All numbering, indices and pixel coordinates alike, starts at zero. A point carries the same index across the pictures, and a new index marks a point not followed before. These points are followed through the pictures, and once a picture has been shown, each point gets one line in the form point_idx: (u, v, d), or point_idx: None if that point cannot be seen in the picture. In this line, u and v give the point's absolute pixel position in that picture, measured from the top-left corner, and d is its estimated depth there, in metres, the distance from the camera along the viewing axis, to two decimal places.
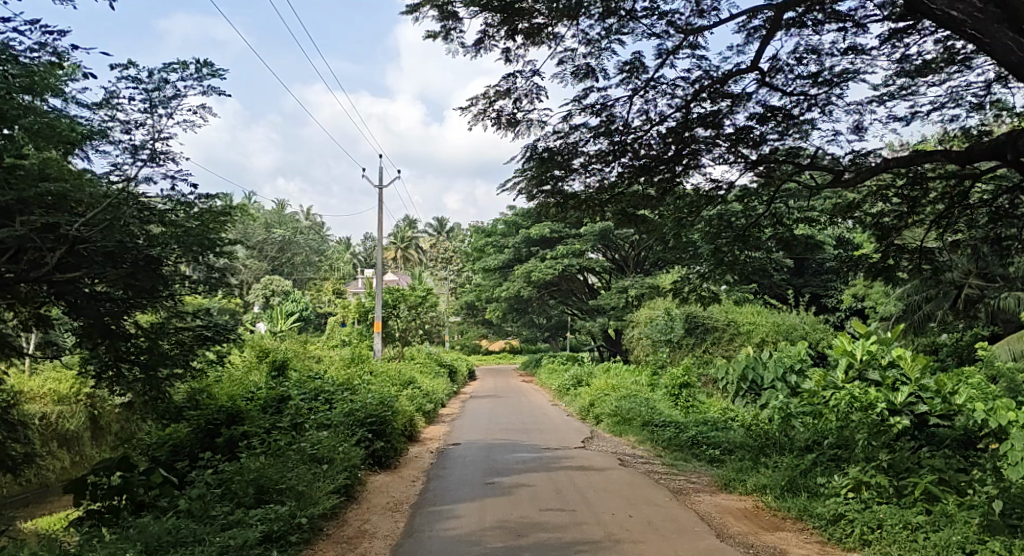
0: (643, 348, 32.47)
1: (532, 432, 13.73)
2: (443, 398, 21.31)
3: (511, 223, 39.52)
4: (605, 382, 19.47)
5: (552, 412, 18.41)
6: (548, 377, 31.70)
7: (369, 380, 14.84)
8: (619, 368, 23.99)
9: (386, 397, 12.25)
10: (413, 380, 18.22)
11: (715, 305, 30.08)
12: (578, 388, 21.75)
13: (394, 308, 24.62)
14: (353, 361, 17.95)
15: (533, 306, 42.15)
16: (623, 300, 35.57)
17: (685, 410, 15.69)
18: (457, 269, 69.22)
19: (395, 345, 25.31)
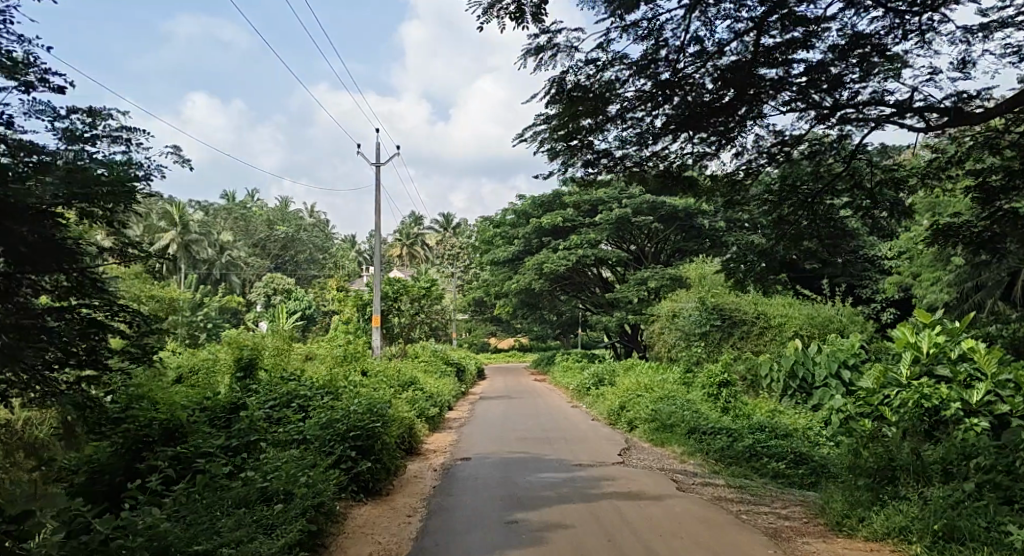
0: (665, 345, 30.34)
1: (555, 443, 11.57)
2: (450, 399, 19.20)
3: (521, 212, 37.33)
4: (633, 382, 17.27)
5: (575, 416, 16.28)
6: (564, 376, 29.55)
7: (361, 381, 12.71)
8: (644, 366, 21.83)
9: (377, 401, 10.12)
10: (417, 381, 16.10)
11: (744, 296, 27.97)
12: (601, 388, 19.56)
13: (396, 301, 22.41)
14: (347, 361, 15.79)
15: (545, 301, 39.94)
16: (643, 293, 33.38)
17: (731, 416, 13.55)
18: (464, 266, 67.15)
19: (398, 342, 23.17)
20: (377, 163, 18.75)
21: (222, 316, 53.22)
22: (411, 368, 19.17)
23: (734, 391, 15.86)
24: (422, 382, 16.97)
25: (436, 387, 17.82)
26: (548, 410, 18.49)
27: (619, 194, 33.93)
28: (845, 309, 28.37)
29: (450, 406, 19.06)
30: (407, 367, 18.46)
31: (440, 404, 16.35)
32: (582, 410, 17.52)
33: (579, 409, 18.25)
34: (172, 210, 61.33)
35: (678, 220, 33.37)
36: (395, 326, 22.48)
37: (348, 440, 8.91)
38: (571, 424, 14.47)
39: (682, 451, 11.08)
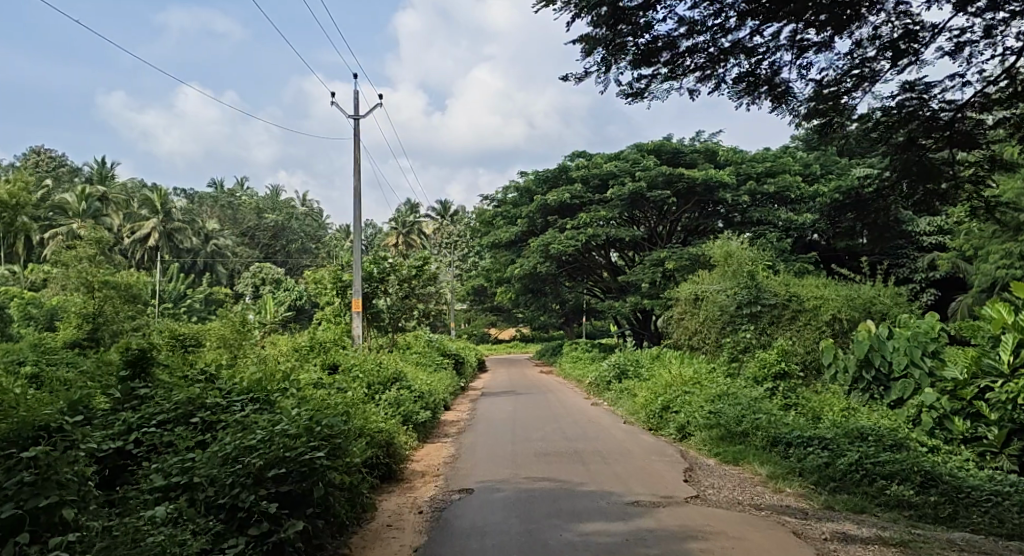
0: (685, 332, 27.49)
1: (585, 463, 8.85)
2: (445, 398, 16.22)
3: (523, 190, 34.38)
4: (666, 378, 14.37)
5: (601, 418, 13.38)
6: (574, 368, 26.56)
7: (319, 384, 9.98)
8: (672, 355, 18.94)
9: (317, 408, 7.54)
10: (407, 375, 13.23)
11: (774, 279, 25.17)
12: (627, 383, 16.64)
13: (382, 284, 19.39)
14: (317, 354, 12.87)
15: (549, 286, 36.90)
16: (658, 275, 30.42)
17: (799, 415, 10.78)
18: (463, 253, 63.97)
19: (386, 332, 20.20)
20: (356, 116, 15.78)
21: (208, 306, 50.55)
22: (400, 361, 16.24)
23: (795, 388, 12.96)
24: (413, 376, 14.07)
25: (431, 383, 14.94)
26: (563, 409, 15.57)
27: (632, 167, 31.12)
28: (887, 290, 25.51)
29: (446, 406, 16.10)
30: (396, 360, 15.58)
31: (434, 405, 13.46)
32: (611, 410, 14.73)
33: (604, 408, 15.46)
34: (155, 196, 58.68)
35: (696, 195, 30.51)
36: (383, 311, 19.57)
37: (269, 484, 6.39)
38: (593, 430, 11.72)
39: (764, 471, 8.23)
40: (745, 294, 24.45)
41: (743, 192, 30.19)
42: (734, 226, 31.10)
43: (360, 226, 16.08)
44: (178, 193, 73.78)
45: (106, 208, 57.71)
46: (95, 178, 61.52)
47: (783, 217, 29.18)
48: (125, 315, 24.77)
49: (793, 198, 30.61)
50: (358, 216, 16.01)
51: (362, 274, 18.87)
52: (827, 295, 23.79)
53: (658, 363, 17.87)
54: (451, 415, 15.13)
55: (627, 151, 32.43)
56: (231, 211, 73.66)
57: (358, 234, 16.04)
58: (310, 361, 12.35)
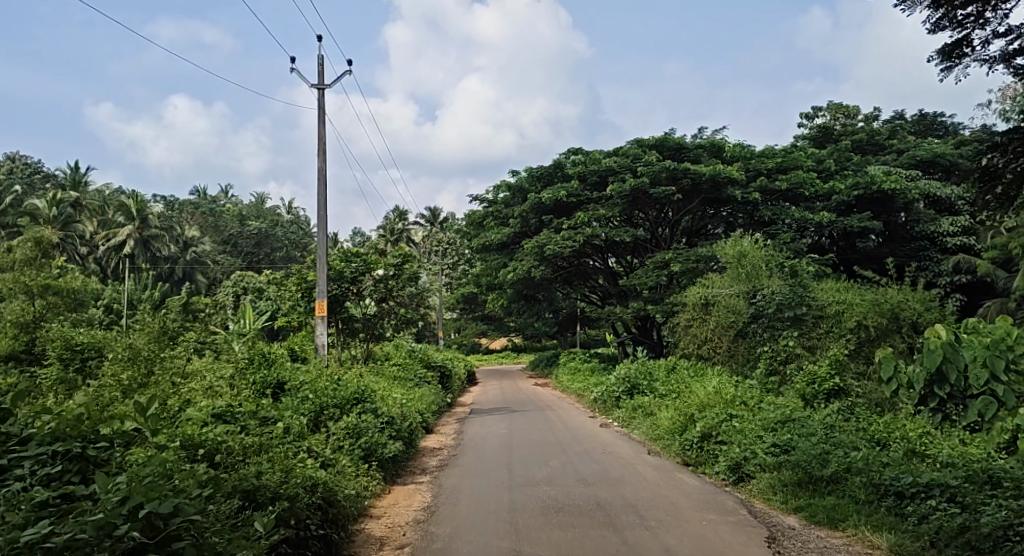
0: (694, 340, 25.20)
1: (597, 530, 7.28)
2: (427, 419, 13.96)
3: (516, 188, 31.95)
4: (687, 400, 12.03)
5: (621, 446, 11.53)
6: (573, 381, 24.11)
7: (227, 418, 8.07)
8: (689, 367, 16.54)
9: (147, 480, 5.78)
10: (372, 395, 10.95)
11: (793, 282, 22.91)
12: (639, 402, 14.26)
13: (357, 287, 16.90)
14: (258, 371, 10.50)
15: (544, 292, 34.45)
16: (662, 279, 28.11)
17: (854, 453, 8.70)
18: (453, 262, 61.33)
19: (361, 341, 17.75)
20: (320, 83, 13.35)
21: (184, 316, 47.85)
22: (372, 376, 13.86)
23: (847, 413, 10.65)
24: (384, 393, 11.72)
25: (407, 402, 12.65)
26: (567, 431, 13.51)
27: (633, 162, 28.87)
28: (916, 294, 23.29)
29: (428, 428, 14.02)
30: (368, 376, 13.18)
31: (408, 430, 11.11)
32: (623, 433, 12.86)
33: (613, 427, 13.60)
34: (130, 201, 55.98)
35: (701, 193, 28.26)
36: (356, 318, 17.13)
37: None
38: (598, 462, 10.09)
39: (885, 543, 7.10)
40: (773, 299, 22.03)
41: (753, 189, 27.95)
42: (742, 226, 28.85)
43: (324, 218, 13.72)
44: (157, 200, 70.99)
45: (79, 214, 54.97)
46: (68, 184, 58.82)
47: (797, 215, 26.93)
48: (73, 324, 22.08)
49: (807, 196, 28.43)
50: (323, 204, 13.66)
51: (329, 274, 16.32)
52: (852, 300, 21.53)
53: (675, 378, 15.43)
54: (433, 437, 13.43)
55: (627, 146, 30.17)
56: (212, 219, 70.96)
57: (321, 227, 13.68)
58: (245, 383, 10.02)
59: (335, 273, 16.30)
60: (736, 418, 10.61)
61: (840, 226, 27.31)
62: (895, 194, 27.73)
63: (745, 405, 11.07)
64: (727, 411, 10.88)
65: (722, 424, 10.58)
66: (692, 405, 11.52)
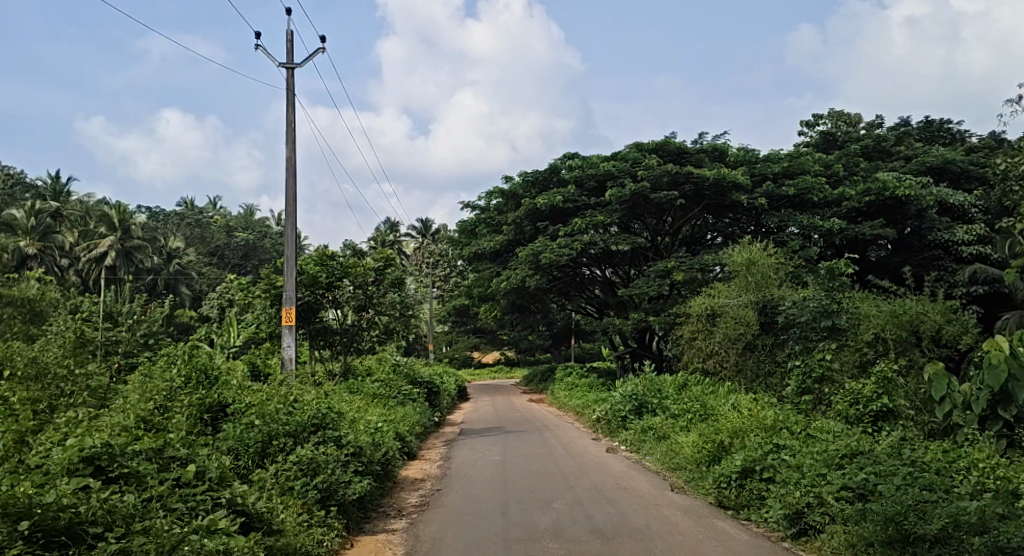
0: (699, 353, 23.72)
1: None
2: (411, 446, 12.52)
3: (509, 194, 30.43)
4: (719, 429, 10.67)
5: (637, 482, 10.21)
6: (570, 398, 22.58)
7: (102, 466, 7.02)
8: (701, 384, 15.01)
9: None
10: (333, 417, 9.97)
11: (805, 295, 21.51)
12: (650, 425, 12.82)
13: (335, 295, 15.28)
14: (194, 391, 9.20)
15: (538, 302, 32.93)
16: (664, 289, 26.63)
17: (963, 502, 7.18)
18: (445, 274, 59.75)
19: (339, 355, 16.17)
20: (289, 63, 11.79)
21: (165, 329, 46.06)
22: (347, 398, 12.39)
23: (911, 442, 9.17)
24: (348, 413, 10.62)
25: (382, 423, 11.32)
26: (572, 456, 12.16)
27: (632, 166, 27.43)
28: (936, 305, 21.85)
29: (414, 455, 12.70)
30: (338, 398, 11.99)
31: (382, 459, 10.17)
32: (633, 460, 11.62)
33: (619, 452, 12.34)
34: (112, 211, 54.39)
35: (705, 199, 26.87)
36: (334, 329, 15.54)
37: None
38: (614, 505, 8.88)
39: None
40: (805, 307, 20.65)
41: (759, 195, 26.49)
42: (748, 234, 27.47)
43: (293, 215, 12.26)
44: (141, 210, 69.31)
45: (58, 224, 53.31)
46: (47, 193, 57.18)
47: (805, 222, 25.53)
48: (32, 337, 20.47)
49: (816, 202, 27.00)
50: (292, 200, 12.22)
51: (303, 281, 14.69)
52: (869, 310, 20.07)
53: (688, 396, 13.85)
54: (417, 462, 12.11)
55: (626, 150, 28.68)
56: (197, 229, 69.23)
57: (289, 225, 12.22)
58: (178, 410, 8.78)
59: (309, 278, 14.69)
60: (787, 454, 9.29)
61: (851, 233, 25.94)
62: (909, 199, 26.33)
63: (796, 436, 9.74)
64: (771, 447, 9.55)
65: (777, 462, 9.20)
66: (724, 435, 10.33)
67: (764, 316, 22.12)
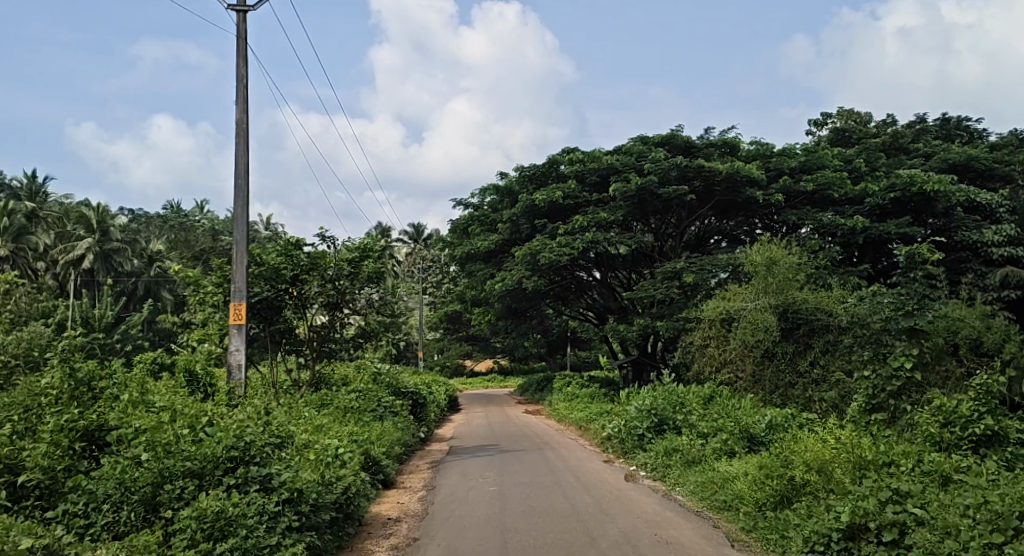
0: (711, 362, 21.72)
1: None
2: (388, 472, 10.61)
3: (505, 190, 28.42)
4: (798, 465, 8.74)
5: (672, 532, 8.31)
6: (573, 411, 20.54)
7: None
8: (729, 397, 13.09)
9: None
10: (261, 446, 8.20)
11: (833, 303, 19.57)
12: (669, 464, 10.93)
13: (302, 291, 13.21)
14: (66, 411, 7.88)
15: (535, 306, 30.90)
16: (671, 292, 24.64)
17: None
18: (438, 281, 57.58)
19: (309, 361, 14.13)
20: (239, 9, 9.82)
21: (143, 334, 43.80)
22: (307, 418, 10.43)
23: None
24: (283, 435, 8.84)
25: (339, 448, 9.46)
26: (584, 485, 10.30)
27: (637, 160, 25.49)
28: (973, 310, 19.90)
29: (398, 482, 10.86)
30: (285, 418, 10.10)
31: (339, 496, 8.48)
32: (668, 497, 9.83)
33: (647, 484, 10.52)
34: (91, 212, 52.27)
35: (716, 195, 24.96)
36: (300, 330, 13.58)
37: None
38: None
39: None
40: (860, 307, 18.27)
41: (775, 191, 24.54)
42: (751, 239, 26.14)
43: (242, 192, 10.35)
44: (124, 213, 67.01)
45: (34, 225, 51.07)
46: (23, 193, 54.82)
47: (826, 220, 23.67)
48: None
49: (836, 199, 25.12)
50: (243, 174, 10.25)
51: (265, 274, 12.63)
52: None
53: (719, 415, 11.85)
54: (394, 494, 10.17)
55: (630, 143, 26.70)
56: (181, 232, 66.98)
57: (238, 204, 10.28)
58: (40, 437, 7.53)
59: (270, 270, 12.63)
60: (916, 507, 7.42)
61: (874, 233, 24.06)
62: (937, 196, 24.48)
63: (929, 480, 7.90)
64: (893, 497, 7.59)
65: (932, 523, 7.14)
66: (812, 476, 8.46)
67: (786, 321, 20.07)
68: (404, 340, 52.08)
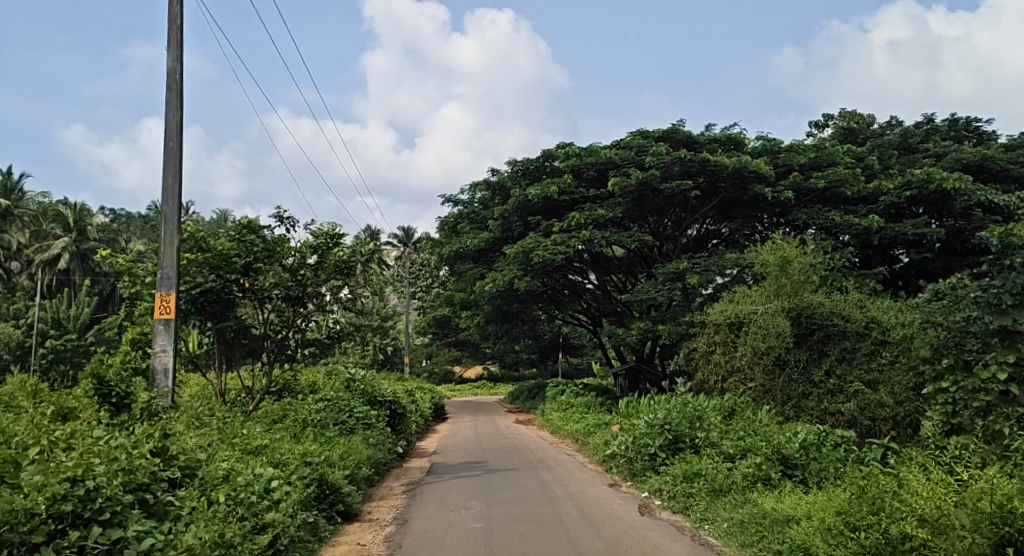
0: (717, 370, 20.07)
1: None
2: (349, 499, 9.06)
3: (496, 186, 26.76)
4: (907, 518, 7.04)
5: None
6: (570, 422, 18.83)
7: None
8: (751, 417, 11.59)
9: None
10: (110, 499, 6.35)
11: (852, 310, 17.92)
12: (692, 500, 9.39)
13: (255, 281, 11.58)
14: None
15: (526, 308, 29.22)
16: (674, 295, 22.98)
17: None
18: (427, 285, 55.76)
19: (267, 366, 12.47)
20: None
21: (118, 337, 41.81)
22: (250, 443, 8.85)
23: None
24: (170, 476, 7.27)
25: (274, 479, 8.06)
26: (594, 528, 8.36)
27: (638, 155, 23.90)
28: None
29: (366, 512, 9.32)
30: (214, 443, 8.57)
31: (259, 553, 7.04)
32: (701, 543, 8.30)
33: (669, 521, 9.00)
34: (67, 210, 50.33)
35: (721, 192, 23.41)
36: (255, 327, 12.07)
37: None
38: None
39: None
40: None
41: (784, 187, 22.95)
42: (753, 240, 24.70)
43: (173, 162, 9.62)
44: (104, 212, 65.08)
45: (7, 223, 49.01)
46: None
47: (839, 219, 22.12)
48: None
49: (848, 197, 23.57)
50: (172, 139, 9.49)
51: (212, 264, 11.07)
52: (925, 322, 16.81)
53: (746, 433, 10.69)
54: (354, 530, 8.60)
55: (630, 136, 25.10)
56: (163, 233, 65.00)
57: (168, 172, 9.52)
58: None
59: (219, 258, 11.04)
60: None
61: (889, 233, 22.57)
62: (955, 194, 22.95)
63: None
64: None
65: None
66: (919, 532, 6.82)
67: (798, 327, 18.22)
68: (390, 346, 50.36)
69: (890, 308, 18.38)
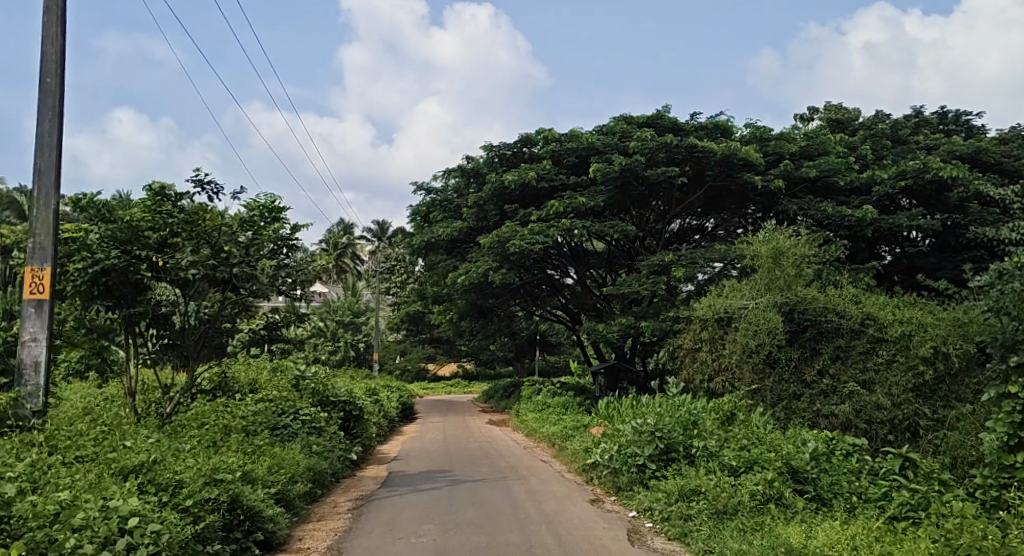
0: (702, 369, 18.76)
1: None
2: (268, 522, 7.83)
3: (471, 173, 25.35)
4: None
5: None
6: (546, 424, 17.47)
7: None
8: (749, 429, 10.30)
9: None
10: None
11: (850, 305, 16.68)
12: (691, 525, 8.02)
13: (176, 258, 10.34)
14: None
15: (501, 302, 27.83)
16: (656, 288, 21.68)
17: None
18: (402, 280, 54.15)
19: (194, 357, 11.16)
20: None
21: None
22: (135, 462, 7.28)
23: None
24: None
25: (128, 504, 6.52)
26: None
27: (620, 141, 22.60)
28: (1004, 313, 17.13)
29: (314, 539, 8.03)
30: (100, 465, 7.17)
31: None
32: None
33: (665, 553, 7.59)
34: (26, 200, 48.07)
35: (708, 181, 22.14)
36: (174, 310, 10.91)
37: None
38: None
39: None
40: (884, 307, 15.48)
41: (774, 176, 21.70)
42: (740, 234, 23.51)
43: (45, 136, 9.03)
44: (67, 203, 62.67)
45: None
46: None
47: (831, 210, 20.93)
48: None
49: (840, 188, 22.37)
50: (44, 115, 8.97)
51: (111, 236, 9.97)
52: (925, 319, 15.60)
53: (748, 443, 9.66)
54: None
55: (612, 121, 23.77)
56: None
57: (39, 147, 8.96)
58: None
59: (125, 229, 10.11)
60: None
61: (883, 226, 21.40)
62: (951, 184, 21.79)
63: None
64: None
65: None
66: None
67: (791, 323, 16.95)
68: (362, 342, 48.76)
69: (887, 303, 17.20)
